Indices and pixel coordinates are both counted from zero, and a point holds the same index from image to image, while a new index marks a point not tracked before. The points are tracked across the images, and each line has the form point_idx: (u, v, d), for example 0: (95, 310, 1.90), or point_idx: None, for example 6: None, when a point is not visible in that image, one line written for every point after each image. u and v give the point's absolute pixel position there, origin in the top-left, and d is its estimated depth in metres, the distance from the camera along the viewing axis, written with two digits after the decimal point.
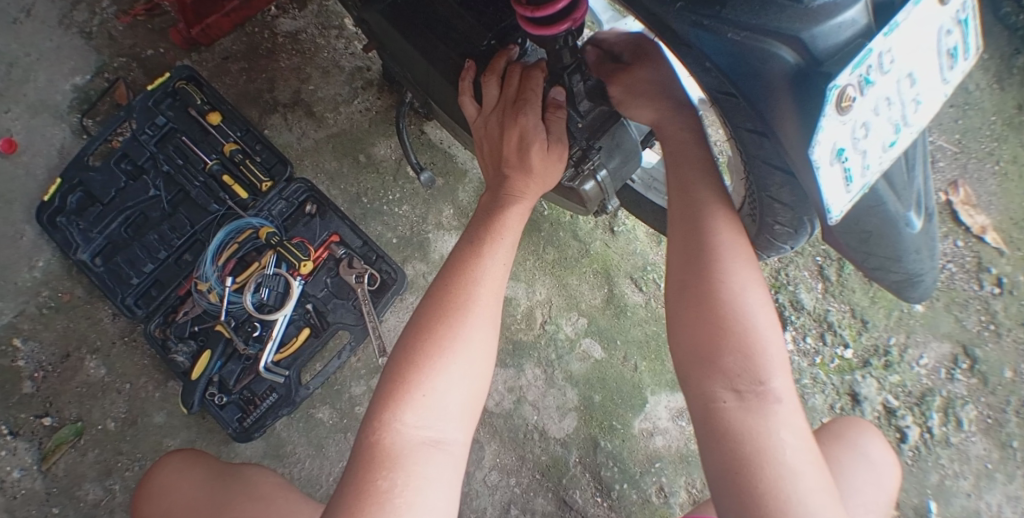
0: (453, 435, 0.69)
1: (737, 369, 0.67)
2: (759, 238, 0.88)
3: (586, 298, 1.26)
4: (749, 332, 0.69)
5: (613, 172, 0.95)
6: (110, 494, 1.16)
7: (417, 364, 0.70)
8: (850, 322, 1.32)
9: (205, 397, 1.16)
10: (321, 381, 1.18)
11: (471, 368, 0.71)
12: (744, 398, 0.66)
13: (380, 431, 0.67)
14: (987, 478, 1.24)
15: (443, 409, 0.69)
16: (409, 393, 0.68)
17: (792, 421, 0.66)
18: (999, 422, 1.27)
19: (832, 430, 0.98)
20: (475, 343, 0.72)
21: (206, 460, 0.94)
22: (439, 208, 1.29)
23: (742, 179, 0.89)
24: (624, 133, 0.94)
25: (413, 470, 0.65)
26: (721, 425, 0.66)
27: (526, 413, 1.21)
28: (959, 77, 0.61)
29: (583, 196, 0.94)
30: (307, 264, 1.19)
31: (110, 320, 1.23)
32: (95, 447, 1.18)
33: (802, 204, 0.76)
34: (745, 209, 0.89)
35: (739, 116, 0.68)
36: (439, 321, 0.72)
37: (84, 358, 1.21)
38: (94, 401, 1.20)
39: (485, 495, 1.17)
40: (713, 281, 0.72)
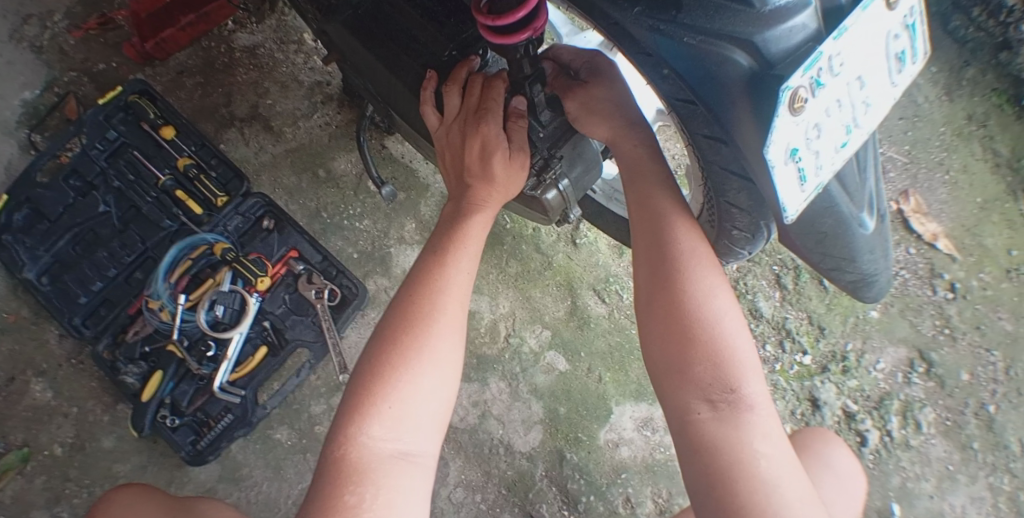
0: (422, 449, 0.68)
1: (712, 376, 0.68)
2: (717, 245, 0.88)
3: (549, 310, 1.25)
4: (722, 336, 0.69)
5: (575, 181, 0.95)
6: None
7: (384, 376, 0.68)
8: (808, 329, 1.35)
9: (157, 419, 1.12)
10: (280, 400, 1.15)
11: (441, 379, 0.70)
12: (721, 406, 0.67)
13: (346, 445, 0.65)
14: (948, 480, 1.27)
15: (413, 422, 0.68)
16: (376, 406, 0.67)
17: (767, 428, 0.67)
18: (958, 423, 1.30)
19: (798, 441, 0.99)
20: (444, 354, 0.71)
21: (154, 495, 0.90)
22: (401, 222, 1.27)
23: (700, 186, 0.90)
24: (585, 145, 0.94)
25: (384, 485, 0.64)
26: (700, 434, 0.67)
27: (491, 427, 1.20)
28: (906, 81, 0.63)
29: (546, 205, 0.94)
30: (263, 281, 1.16)
31: (57, 341, 1.19)
32: (42, 473, 1.12)
33: (761, 208, 0.77)
34: (704, 216, 0.89)
35: (696, 121, 0.69)
36: (405, 331, 0.71)
37: (31, 380, 1.16)
38: (40, 427, 1.14)
39: (451, 513, 1.16)
40: (683, 286, 0.72)
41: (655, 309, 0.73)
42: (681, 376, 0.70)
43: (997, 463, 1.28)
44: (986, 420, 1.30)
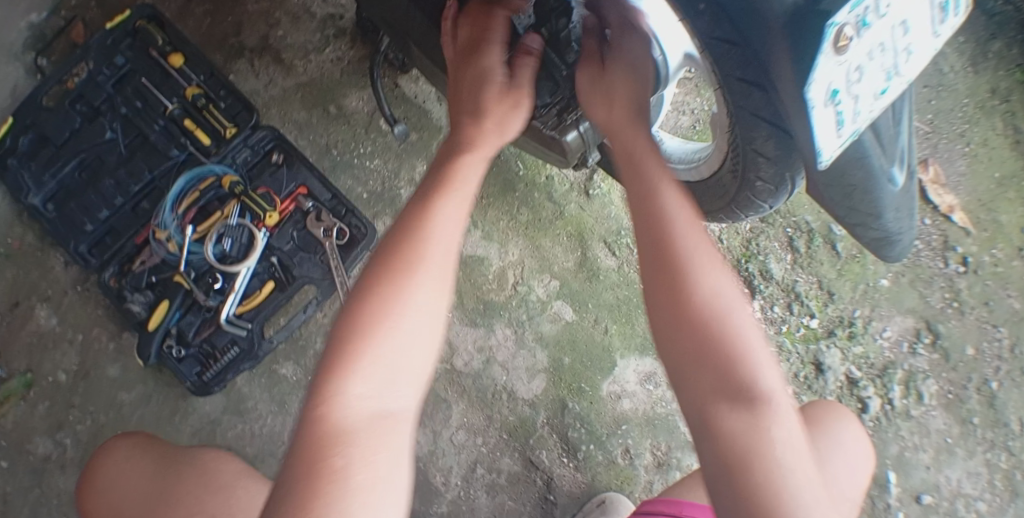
0: (402, 412, 0.60)
1: (733, 353, 0.59)
2: (739, 196, 0.86)
3: (559, 261, 1.24)
4: (733, 314, 0.60)
5: (598, 123, 0.91)
6: (60, 448, 1.12)
7: (367, 330, 0.60)
8: (817, 294, 1.34)
9: (163, 349, 1.12)
10: (286, 336, 1.15)
11: (419, 336, 0.62)
12: (745, 388, 0.58)
13: (322, 406, 0.57)
14: (946, 452, 1.28)
15: (388, 382, 0.60)
16: (354, 362, 0.58)
17: (790, 414, 0.60)
18: (959, 397, 1.31)
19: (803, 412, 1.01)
20: (422, 308, 0.63)
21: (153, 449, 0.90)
22: (412, 164, 1.24)
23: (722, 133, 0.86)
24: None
25: (363, 451, 0.55)
26: (717, 420, 0.58)
27: (495, 373, 1.20)
28: (953, 28, 0.59)
29: (565, 147, 0.91)
30: (272, 215, 1.15)
31: (62, 268, 1.18)
32: (45, 400, 1.14)
33: (787, 157, 0.75)
34: (726, 165, 0.87)
35: (731, 64, 0.67)
36: (383, 282, 0.63)
37: (36, 307, 1.17)
38: (45, 353, 1.15)
39: (452, 455, 1.18)
40: (695, 249, 0.64)
41: (660, 276, 0.64)
42: (694, 354, 0.60)
43: (996, 440, 1.29)
44: (988, 396, 1.31)
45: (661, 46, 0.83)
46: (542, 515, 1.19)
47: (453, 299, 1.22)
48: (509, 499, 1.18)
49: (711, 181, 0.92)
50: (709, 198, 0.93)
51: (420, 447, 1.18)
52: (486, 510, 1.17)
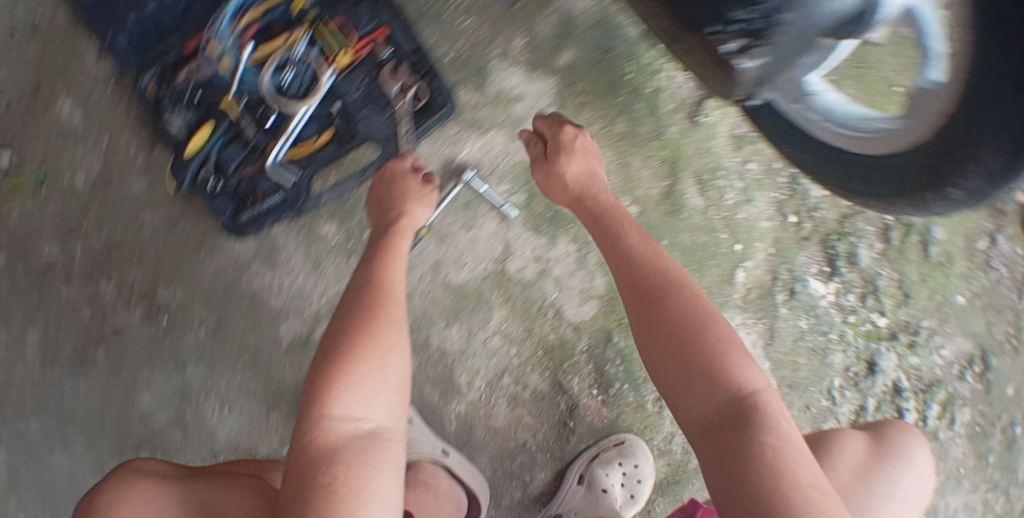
0: (391, 423, 0.68)
1: (718, 401, 0.70)
2: (915, 193, 0.79)
3: (644, 185, 1.12)
4: (709, 337, 0.74)
5: (787, 58, 0.70)
6: (69, 256, 1.03)
7: (340, 376, 0.67)
8: (894, 292, 1.23)
9: (198, 177, 1.00)
10: (336, 195, 1.04)
11: (402, 366, 0.70)
12: (734, 425, 0.69)
13: (308, 434, 0.64)
14: (953, 479, 1.24)
15: (375, 397, 0.68)
16: (334, 388, 0.66)
17: (730, 342, 0.74)
18: (984, 432, 1.24)
19: (886, 444, 0.95)
20: (399, 345, 0.71)
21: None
22: (511, 34, 1.09)
23: (920, 123, 0.77)
24: (824, 10, 0.65)
25: (359, 462, 0.62)
26: (721, 446, 0.68)
27: (546, 287, 1.12)
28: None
29: (741, 73, 0.74)
30: (345, 55, 1.00)
31: (94, 60, 1.03)
32: (58, 201, 1.03)
33: (1007, 176, 0.70)
34: (914, 159, 0.78)
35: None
36: (369, 318, 0.72)
37: (60, 95, 1.03)
38: (65, 149, 1.03)
39: (481, 359, 1.11)
40: (662, 306, 0.77)
41: (647, 328, 0.77)
42: (679, 375, 0.73)
43: (1000, 482, 1.24)
44: (1009, 439, 1.24)
45: None
46: (558, 439, 1.13)
47: (521, 197, 1.10)
48: (529, 414, 1.12)
49: (885, 170, 0.82)
50: (871, 179, 0.84)
51: (453, 343, 1.10)
52: (502, 421, 1.12)
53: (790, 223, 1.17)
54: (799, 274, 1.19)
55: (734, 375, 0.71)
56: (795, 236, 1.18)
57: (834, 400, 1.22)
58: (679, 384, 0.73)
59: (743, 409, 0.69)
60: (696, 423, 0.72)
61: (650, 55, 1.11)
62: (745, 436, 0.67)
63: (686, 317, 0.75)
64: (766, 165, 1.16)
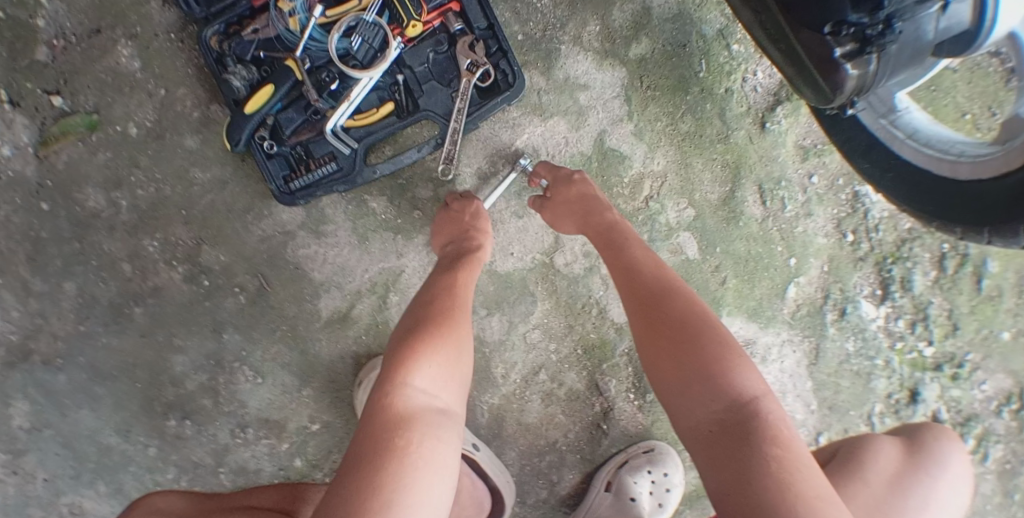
0: (454, 407, 0.72)
1: (716, 395, 0.73)
2: (999, 220, 0.73)
3: (704, 189, 1.09)
4: (711, 338, 0.77)
5: (890, 71, 0.69)
6: (113, 208, 1.00)
7: (416, 361, 0.71)
8: (943, 323, 1.18)
9: (254, 138, 0.98)
10: (390, 170, 1.01)
11: (461, 359, 0.75)
12: (733, 422, 0.71)
13: (386, 396, 0.68)
14: (978, 514, 1.22)
15: (441, 384, 0.72)
16: (409, 367, 0.70)
17: (734, 354, 0.76)
18: (1013, 470, 1.21)
19: (922, 452, 0.90)
20: (464, 345, 0.76)
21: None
22: (585, 19, 1.05)
23: (1021, 152, 0.72)
24: (930, 25, 0.66)
25: (427, 433, 0.66)
26: (723, 442, 0.70)
27: (593, 285, 1.08)
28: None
29: (842, 84, 0.68)
30: (415, 26, 0.97)
31: (158, 7, 1.00)
32: (107, 150, 1.00)
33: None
34: (1007, 184, 0.73)
35: None
36: (438, 315, 0.77)
37: (118, 42, 1.00)
38: (119, 97, 1.00)
39: (519, 352, 1.08)
40: (671, 309, 0.80)
41: (649, 331, 0.80)
42: (676, 375, 0.76)
43: None
44: None
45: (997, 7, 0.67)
46: (589, 441, 1.11)
47: None
48: (561, 414, 1.10)
49: (975, 193, 0.76)
50: (950, 206, 0.79)
51: (492, 332, 1.07)
52: (534, 417, 1.09)
53: (846, 241, 1.13)
54: (850, 296, 1.15)
55: (737, 383, 0.74)
56: (850, 255, 1.14)
57: (874, 426, 1.19)
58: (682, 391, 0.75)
59: (743, 415, 0.71)
60: (696, 429, 0.73)
61: (724, 54, 1.07)
62: (750, 443, 0.69)
63: (688, 324, 0.78)
64: (829, 181, 1.11)
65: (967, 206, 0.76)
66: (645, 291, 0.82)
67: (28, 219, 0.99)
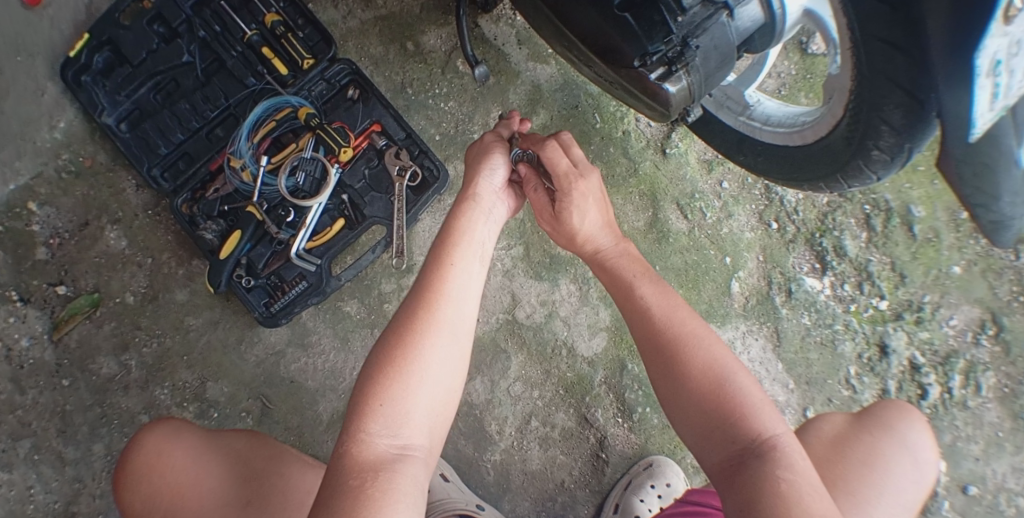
0: (421, 441, 0.70)
1: (739, 433, 0.72)
2: (848, 165, 0.85)
3: (629, 219, 1.22)
4: (732, 381, 0.75)
5: (706, 76, 0.79)
6: (125, 369, 1.14)
7: (386, 391, 0.70)
8: (889, 275, 1.28)
9: (233, 278, 1.12)
10: (353, 275, 1.14)
11: (435, 384, 0.72)
12: (752, 454, 0.70)
13: (349, 444, 0.67)
14: (996, 445, 1.26)
15: (407, 419, 0.70)
16: (371, 405, 0.69)
17: (750, 396, 0.74)
18: (1015, 392, 1.27)
19: (870, 420, 0.93)
20: (437, 365, 0.73)
21: (188, 432, 0.89)
22: (487, 108, 1.21)
23: (845, 98, 0.81)
24: (725, 32, 0.77)
25: (391, 478, 0.65)
26: (741, 478, 0.69)
27: (556, 328, 1.20)
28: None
29: (669, 99, 0.79)
30: (347, 151, 1.13)
31: (134, 191, 1.17)
32: (111, 320, 1.15)
33: (916, 126, 0.75)
34: (840, 130, 0.84)
35: (878, 20, 0.71)
36: (408, 331, 0.74)
37: (105, 227, 1.16)
38: (114, 273, 1.16)
39: (508, 405, 1.18)
40: (689, 353, 0.77)
41: (665, 370, 0.78)
42: (701, 414, 0.74)
43: None
44: None
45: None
46: (593, 472, 1.18)
47: (521, 249, 1.20)
48: (562, 454, 1.18)
49: (822, 145, 0.88)
50: (812, 164, 0.91)
51: (478, 395, 1.17)
52: (537, 463, 1.17)
53: (773, 229, 1.25)
54: (791, 276, 1.26)
55: (754, 422, 0.72)
56: (781, 241, 1.26)
57: (854, 388, 1.26)
58: (702, 432, 0.74)
59: (761, 454, 0.70)
60: (720, 465, 0.72)
61: (613, 104, 1.24)
62: (766, 475, 0.68)
63: (710, 371, 0.75)
64: (739, 182, 1.25)
65: (825, 159, 0.88)
66: (659, 338, 0.79)
67: (54, 396, 1.13)
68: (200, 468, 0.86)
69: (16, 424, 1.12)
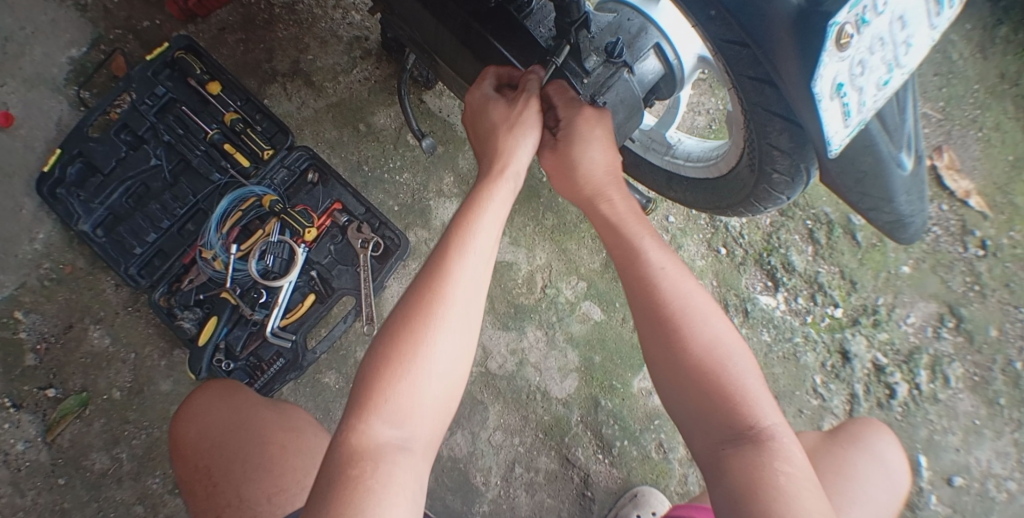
0: (422, 433, 0.70)
1: (733, 420, 0.72)
2: (756, 190, 0.93)
3: (585, 262, 1.30)
4: (733, 366, 0.74)
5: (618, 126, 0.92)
6: (117, 463, 1.18)
7: (389, 384, 0.69)
8: (840, 283, 1.34)
9: (213, 363, 1.18)
10: (327, 346, 1.20)
11: (446, 370, 0.71)
12: (744, 441, 0.71)
13: (346, 432, 0.68)
14: (973, 433, 1.30)
15: (412, 411, 0.70)
16: (372, 398, 0.69)
17: (752, 384, 0.73)
18: (984, 379, 1.32)
19: (845, 434, 0.98)
20: (444, 350, 0.71)
21: (241, 389, 1.00)
22: (440, 175, 1.30)
23: (740, 130, 0.91)
24: (629, 86, 0.90)
25: (382, 470, 0.66)
26: (733, 466, 0.70)
27: (528, 374, 1.25)
28: (946, 20, 0.66)
29: None
30: (311, 231, 1.20)
31: (113, 290, 1.23)
32: (100, 417, 1.19)
33: (801, 148, 0.83)
34: (742, 161, 0.94)
35: (742, 65, 0.77)
36: (411, 312, 0.71)
37: (88, 328, 1.21)
38: (99, 372, 1.20)
39: (490, 455, 1.21)
40: (693, 334, 0.75)
41: (665, 347, 0.76)
42: (700, 394, 0.73)
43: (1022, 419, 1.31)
44: (1013, 376, 1.32)
45: (675, 50, 0.92)
46: (581, 511, 1.21)
47: (486, 303, 1.27)
48: (548, 497, 1.21)
49: (730, 175, 0.97)
50: (727, 194, 1.00)
51: (460, 448, 1.21)
52: (526, 509, 1.20)
53: (722, 254, 1.33)
54: (746, 296, 1.32)
55: (749, 412, 0.72)
56: (731, 264, 1.33)
57: (823, 396, 1.30)
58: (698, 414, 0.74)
59: (755, 445, 0.70)
60: (713, 449, 0.72)
61: None
62: (762, 465, 0.69)
63: (709, 354, 0.74)
64: (684, 214, 1.34)
65: (737, 187, 0.98)
66: (660, 316, 0.76)
67: (51, 496, 1.16)
68: (238, 414, 0.96)
69: None
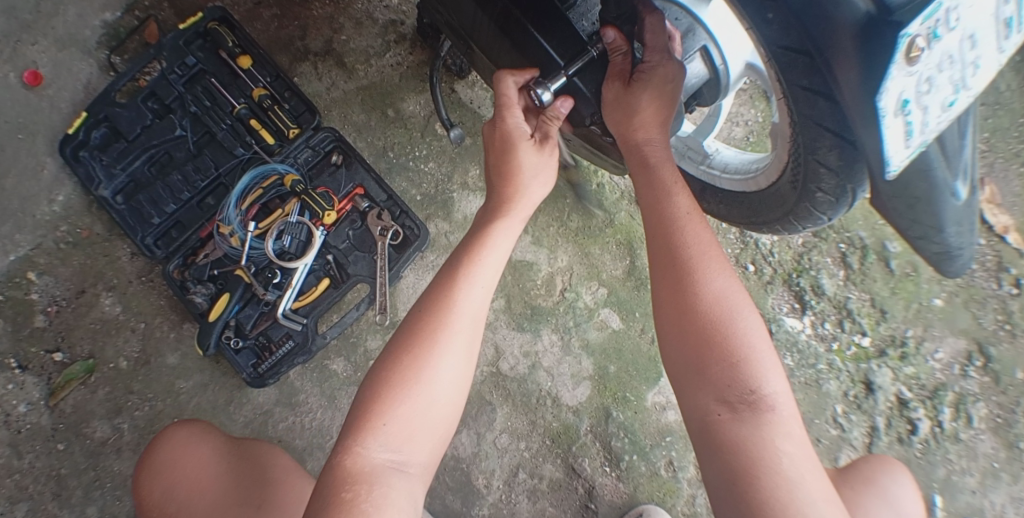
0: (418, 458, 0.70)
1: (749, 434, 0.66)
2: (799, 208, 0.89)
3: (608, 268, 1.26)
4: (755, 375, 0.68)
5: None
6: (118, 433, 1.17)
7: (389, 410, 0.69)
8: (869, 311, 1.29)
9: (221, 339, 1.16)
10: (338, 332, 1.17)
11: (443, 396, 0.72)
12: (761, 455, 0.65)
13: (344, 454, 0.68)
14: (992, 477, 1.25)
15: (410, 438, 0.70)
16: (372, 422, 0.69)
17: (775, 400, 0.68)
18: (1008, 421, 1.27)
19: (855, 475, 0.93)
20: (443, 377, 0.72)
21: (212, 435, 0.98)
22: (465, 167, 1.27)
23: (787, 144, 0.87)
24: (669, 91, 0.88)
25: (377, 489, 0.66)
26: (744, 478, 0.64)
27: (540, 378, 1.21)
28: (1015, 43, 0.62)
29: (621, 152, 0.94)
30: (330, 214, 1.17)
31: (127, 259, 1.22)
32: (105, 385, 1.18)
33: (850, 170, 0.79)
34: (786, 177, 0.90)
35: (796, 74, 0.73)
36: (415, 341, 0.72)
37: (100, 294, 1.20)
38: (108, 339, 1.19)
39: (494, 458, 1.18)
40: (725, 338, 0.69)
41: (689, 349, 0.70)
42: (699, 376, 0.69)
43: None
44: None
45: (723, 55, 0.87)
46: None
47: (502, 301, 1.23)
48: (551, 506, 1.18)
49: (771, 192, 0.94)
50: (764, 210, 0.96)
51: (464, 449, 1.18)
52: (526, 516, 1.17)
53: (750, 272, 1.29)
54: (771, 317, 1.28)
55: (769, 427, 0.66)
56: (758, 282, 1.29)
57: (842, 427, 1.26)
58: (702, 427, 0.69)
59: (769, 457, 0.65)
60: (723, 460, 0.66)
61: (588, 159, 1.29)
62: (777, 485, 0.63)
63: (734, 364, 0.68)
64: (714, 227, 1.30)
65: (776, 204, 0.94)
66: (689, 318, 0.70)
67: (50, 461, 1.15)
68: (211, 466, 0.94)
69: (14, 488, 1.14)
